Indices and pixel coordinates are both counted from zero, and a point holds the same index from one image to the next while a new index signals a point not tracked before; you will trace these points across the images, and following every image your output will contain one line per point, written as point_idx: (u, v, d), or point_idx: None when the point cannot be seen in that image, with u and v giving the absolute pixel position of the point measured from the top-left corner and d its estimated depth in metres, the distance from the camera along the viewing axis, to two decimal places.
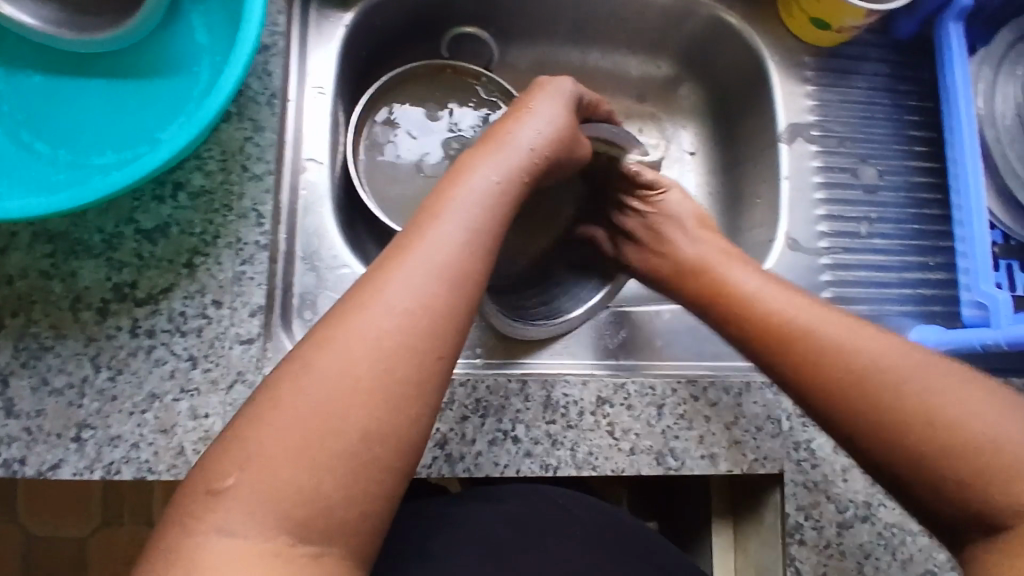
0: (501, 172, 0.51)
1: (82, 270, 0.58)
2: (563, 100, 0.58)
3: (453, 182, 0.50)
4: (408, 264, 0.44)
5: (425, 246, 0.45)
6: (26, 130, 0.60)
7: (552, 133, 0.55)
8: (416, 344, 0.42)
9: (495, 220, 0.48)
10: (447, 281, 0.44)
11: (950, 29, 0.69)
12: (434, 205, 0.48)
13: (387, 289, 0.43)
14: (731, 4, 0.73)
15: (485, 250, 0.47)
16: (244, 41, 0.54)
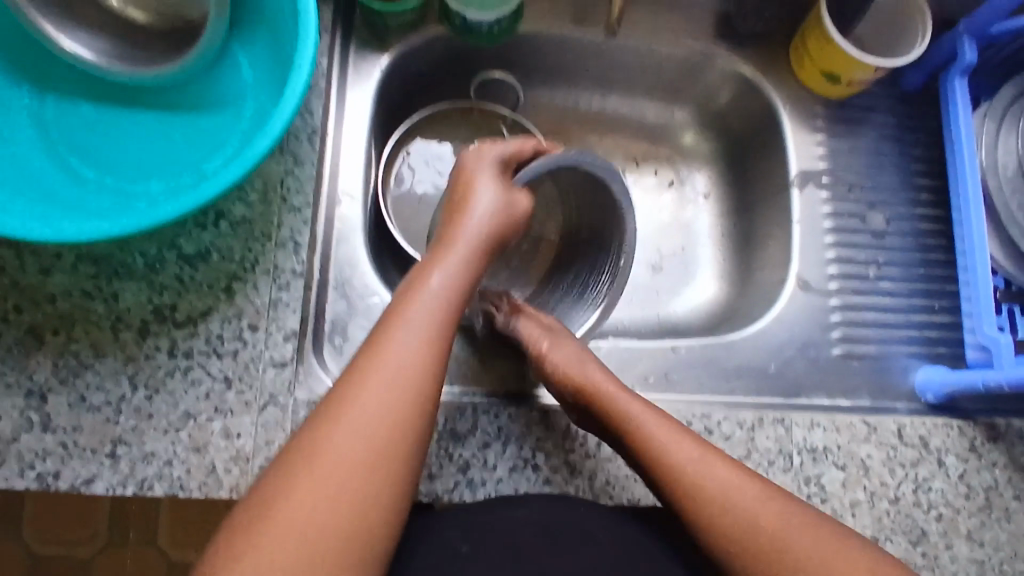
0: (449, 268, 0.57)
1: (124, 292, 0.61)
2: (504, 186, 0.62)
3: (409, 284, 0.57)
4: (380, 365, 0.51)
5: (380, 351, 0.52)
6: (74, 156, 0.62)
7: (495, 223, 0.60)
8: (399, 427, 0.50)
9: (445, 311, 0.55)
10: (412, 375, 0.51)
11: (955, 84, 0.73)
12: (396, 305, 0.55)
13: (364, 391, 0.50)
14: (745, 56, 0.77)
15: (443, 335, 0.54)
16: (295, 83, 0.57)
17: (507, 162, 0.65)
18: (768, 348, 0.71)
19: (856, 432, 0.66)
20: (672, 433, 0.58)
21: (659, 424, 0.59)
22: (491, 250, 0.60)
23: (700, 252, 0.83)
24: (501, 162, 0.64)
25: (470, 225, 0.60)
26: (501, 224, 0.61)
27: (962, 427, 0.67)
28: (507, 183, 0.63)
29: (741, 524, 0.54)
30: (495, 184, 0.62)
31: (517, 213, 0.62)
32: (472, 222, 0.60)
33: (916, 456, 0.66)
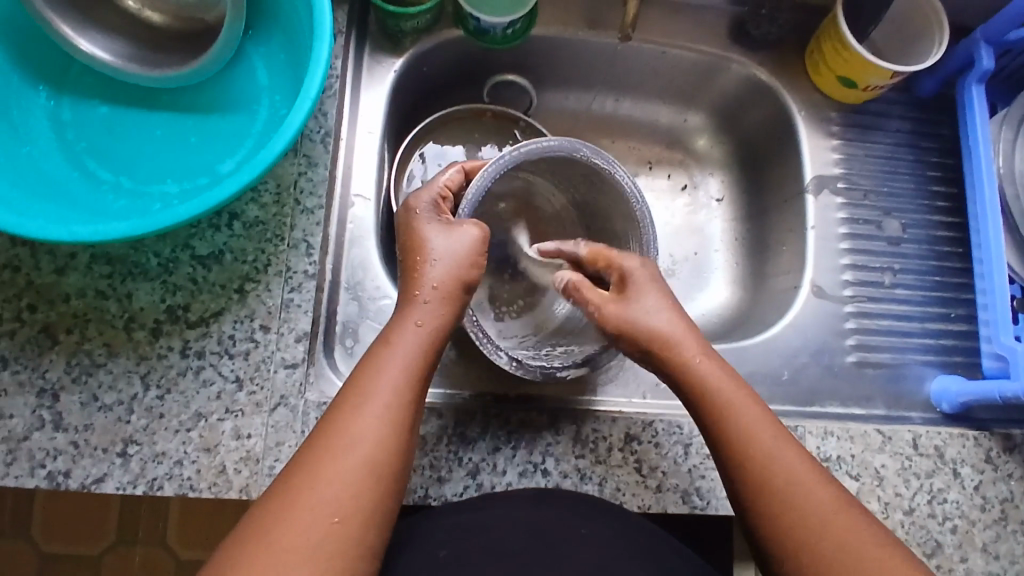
0: (413, 325, 0.55)
1: (137, 292, 0.61)
2: (454, 227, 0.58)
3: (366, 358, 0.54)
4: (334, 446, 0.49)
5: (346, 419, 0.50)
6: (90, 156, 0.63)
7: (446, 271, 0.56)
8: (359, 498, 0.48)
9: (410, 375, 0.53)
10: (368, 449, 0.49)
11: (972, 91, 0.72)
12: (351, 383, 0.52)
13: (316, 470, 0.48)
14: (760, 61, 0.77)
15: (403, 402, 0.52)
16: (309, 85, 0.58)
17: (441, 200, 0.60)
18: (781, 355, 0.70)
19: (870, 441, 0.65)
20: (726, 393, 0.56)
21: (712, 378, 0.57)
22: (449, 299, 0.56)
23: (712, 257, 0.83)
24: (436, 204, 0.60)
25: (423, 279, 0.56)
26: (462, 274, 0.57)
27: (977, 438, 0.66)
28: (454, 223, 0.58)
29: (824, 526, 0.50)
30: (439, 229, 0.58)
31: (469, 255, 0.57)
32: (424, 275, 0.56)
33: (931, 467, 0.65)
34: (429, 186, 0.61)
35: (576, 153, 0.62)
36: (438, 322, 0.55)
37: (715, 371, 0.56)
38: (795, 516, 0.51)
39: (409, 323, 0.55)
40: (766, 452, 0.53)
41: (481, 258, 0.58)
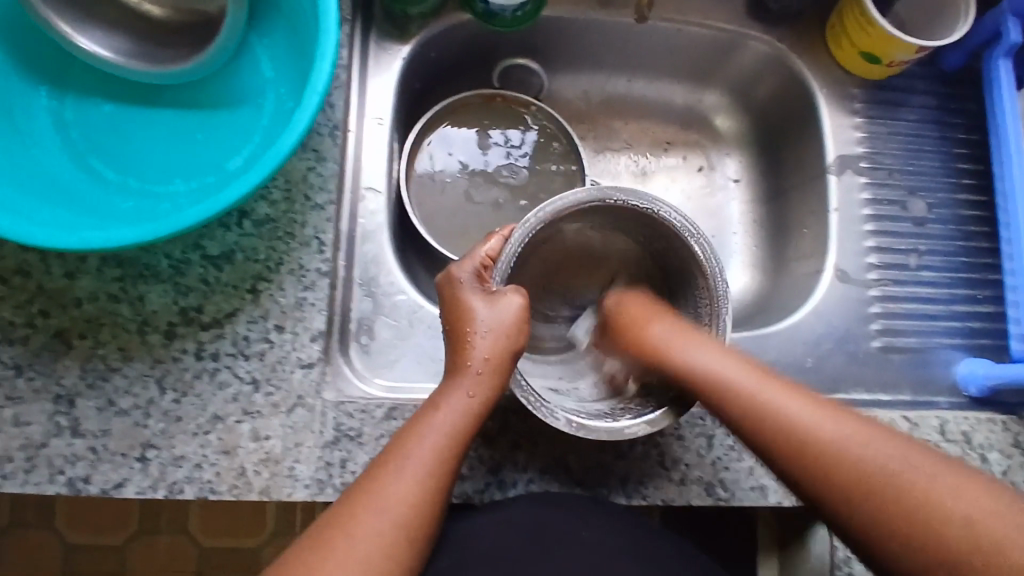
0: (456, 394, 0.55)
1: (149, 295, 0.60)
2: (498, 297, 0.57)
3: (410, 421, 0.54)
4: (369, 503, 0.50)
5: (384, 479, 0.51)
6: (95, 157, 0.61)
7: (493, 342, 0.56)
8: (393, 558, 0.49)
9: (452, 443, 0.53)
10: (402, 510, 0.50)
11: (1000, 65, 0.70)
12: (392, 448, 0.53)
13: (350, 525, 0.49)
14: (779, 37, 0.74)
15: (444, 470, 0.52)
16: (316, 78, 0.56)
17: (483, 269, 0.59)
18: (803, 342, 0.69)
19: (897, 428, 0.64)
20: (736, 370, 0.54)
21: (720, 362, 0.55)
22: (497, 371, 0.56)
23: (731, 239, 0.80)
24: (478, 273, 0.58)
25: (472, 351, 0.56)
26: (506, 345, 0.56)
27: (1007, 422, 0.65)
28: (496, 289, 0.57)
29: (857, 465, 0.48)
30: (483, 296, 0.57)
31: (514, 324, 0.56)
32: (472, 347, 0.56)
33: (960, 453, 0.64)
34: (471, 254, 0.60)
35: (609, 201, 0.58)
36: (485, 393, 0.55)
37: (703, 350, 0.56)
38: (827, 463, 0.49)
39: (458, 392, 0.55)
40: (772, 415, 0.52)
41: (526, 326, 0.57)
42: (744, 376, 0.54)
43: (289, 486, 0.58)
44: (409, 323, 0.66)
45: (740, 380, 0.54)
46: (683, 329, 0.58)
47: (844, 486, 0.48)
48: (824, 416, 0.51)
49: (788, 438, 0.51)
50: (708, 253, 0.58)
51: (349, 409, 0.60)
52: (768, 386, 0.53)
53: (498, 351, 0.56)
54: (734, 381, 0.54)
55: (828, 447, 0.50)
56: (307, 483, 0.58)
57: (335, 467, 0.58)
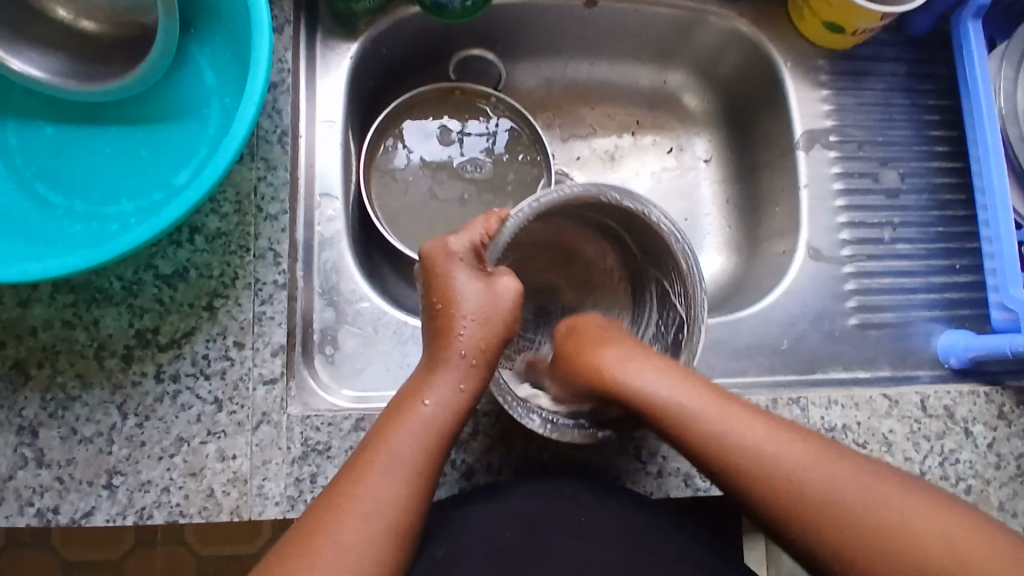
0: (439, 390, 0.53)
1: (104, 319, 0.59)
2: (493, 281, 0.55)
3: (391, 416, 0.52)
4: (354, 508, 0.48)
5: (360, 488, 0.48)
6: (40, 181, 0.60)
7: (486, 331, 0.54)
8: (380, 562, 0.47)
9: (436, 443, 0.51)
10: (389, 512, 0.48)
11: (968, 25, 0.67)
12: (374, 445, 0.51)
13: (335, 531, 0.47)
14: (741, 11, 0.72)
15: (430, 468, 0.50)
16: (253, 87, 0.54)
17: (479, 247, 0.55)
18: (779, 325, 0.67)
19: (877, 407, 0.63)
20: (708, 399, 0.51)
21: (685, 388, 0.51)
22: (487, 363, 0.54)
23: (705, 222, 0.79)
24: (475, 251, 0.55)
25: (462, 340, 0.53)
26: (490, 338, 0.54)
27: (989, 394, 0.64)
28: (492, 272, 0.55)
29: (830, 494, 0.46)
30: (476, 277, 0.55)
31: (507, 312, 0.54)
32: (461, 336, 0.53)
33: (941, 428, 0.62)
34: (471, 228, 0.56)
35: (603, 198, 0.55)
36: (474, 389, 0.53)
37: (680, 389, 0.51)
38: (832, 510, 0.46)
39: (446, 384, 0.53)
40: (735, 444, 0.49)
41: (518, 314, 0.55)
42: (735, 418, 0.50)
43: (259, 504, 0.57)
44: (375, 330, 0.64)
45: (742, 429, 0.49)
46: (664, 360, 0.52)
47: (815, 523, 0.46)
48: (791, 451, 0.48)
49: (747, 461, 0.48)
50: (692, 264, 0.55)
51: (316, 423, 0.58)
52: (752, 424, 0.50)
53: (482, 344, 0.53)
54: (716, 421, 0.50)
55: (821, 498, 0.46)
56: (278, 500, 0.57)
57: (305, 482, 0.57)
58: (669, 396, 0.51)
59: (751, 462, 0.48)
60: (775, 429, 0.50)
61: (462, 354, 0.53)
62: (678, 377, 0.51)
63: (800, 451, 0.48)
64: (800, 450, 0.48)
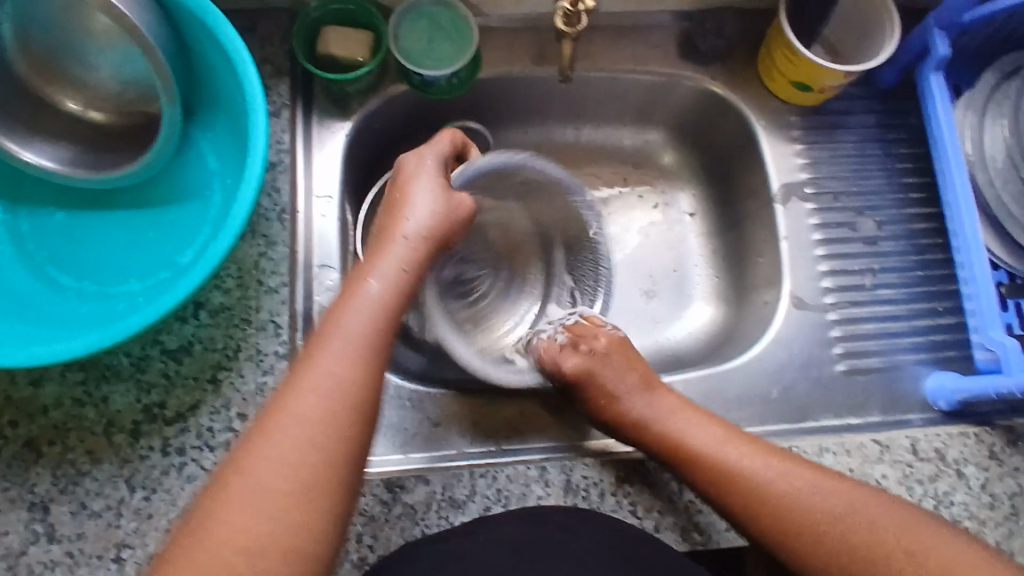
0: (382, 271, 0.56)
1: (113, 395, 0.61)
2: (450, 194, 0.61)
3: (341, 296, 0.55)
4: (310, 381, 0.50)
5: (310, 371, 0.50)
6: (52, 265, 0.63)
7: (435, 222, 0.59)
8: (340, 434, 0.49)
9: (387, 319, 0.54)
10: (342, 392, 0.50)
11: (931, 78, 0.70)
12: (328, 322, 0.54)
13: (294, 403, 0.49)
14: (714, 74, 0.75)
15: (378, 346, 0.53)
16: (250, 176, 0.58)
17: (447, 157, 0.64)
18: (768, 375, 0.69)
19: (868, 452, 0.64)
20: (720, 439, 0.61)
21: (709, 435, 0.61)
22: (426, 248, 0.59)
23: (693, 273, 0.82)
24: (442, 161, 0.63)
25: (407, 225, 0.59)
26: (443, 224, 0.59)
27: (978, 434, 0.66)
28: (449, 194, 0.61)
29: (836, 511, 0.55)
30: (433, 189, 0.61)
31: (457, 218, 0.61)
32: (409, 218, 0.59)
33: (933, 471, 0.64)
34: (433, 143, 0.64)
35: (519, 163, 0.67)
36: (420, 266, 0.58)
37: (708, 436, 0.61)
38: (825, 526, 0.55)
39: (391, 265, 0.57)
40: (766, 481, 0.58)
41: (461, 222, 0.61)
42: (764, 461, 0.59)
43: None
44: None
45: (755, 466, 0.59)
46: (703, 414, 0.63)
47: (802, 538, 0.55)
48: (792, 474, 0.58)
49: (766, 498, 0.57)
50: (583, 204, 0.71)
51: None
52: (752, 456, 0.59)
53: (434, 229, 0.59)
54: (747, 459, 0.59)
55: (814, 512, 0.56)
56: None
57: None
58: (693, 437, 0.61)
59: (761, 499, 0.57)
60: (768, 457, 0.59)
61: (405, 235, 0.58)
62: (704, 423, 0.62)
63: (803, 473, 0.58)
64: (804, 473, 0.58)
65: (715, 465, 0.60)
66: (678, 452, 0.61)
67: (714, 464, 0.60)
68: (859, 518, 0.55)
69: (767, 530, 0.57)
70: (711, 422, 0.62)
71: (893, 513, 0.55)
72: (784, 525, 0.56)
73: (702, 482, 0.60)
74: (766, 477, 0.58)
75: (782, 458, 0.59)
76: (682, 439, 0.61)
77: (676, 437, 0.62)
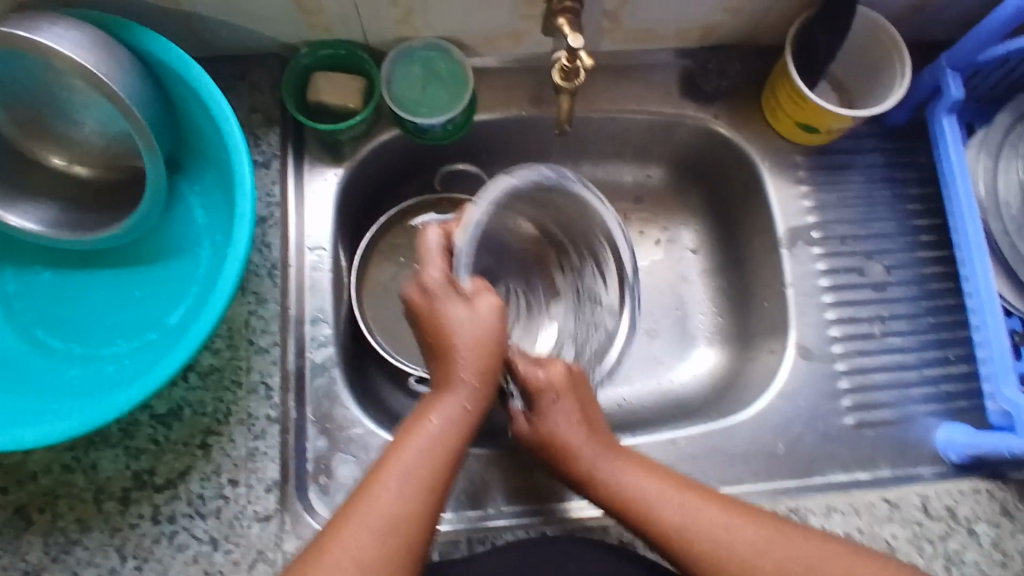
0: (444, 411, 0.52)
1: (102, 461, 0.60)
2: (475, 298, 0.53)
3: (405, 427, 0.52)
4: (362, 511, 0.49)
5: (365, 499, 0.49)
6: (38, 327, 0.61)
7: (476, 357, 0.52)
8: (380, 574, 0.47)
9: (439, 473, 0.51)
10: (402, 527, 0.49)
11: (943, 121, 0.68)
12: (387, 455, 0.51)
13: (342, 537, 0.48)
14: (718, 113, 0.73)
15: (433, 487, 0.50)
16: (236, 246, 0.56)
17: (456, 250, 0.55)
18: (774, 428, 0.67)
19: (877, 512, 0.62)
20: (664, 490, 0.56)
21: (639, 477, 0.57)
22: (486, 378, 0.52)
23: (696, 314, 0.79)
24: (444, 254, 0.54)
25: (459, 361, 0.52)
26: (488, 360, 0.52)
27: (990, 490, 0.64)
28: (471, 292, 0.53)
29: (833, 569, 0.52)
30: (458, 299, 0.52)
31: (491, 332, 0.52)
32: (461, 361, 0.51)
33: (945, 530, 0.62)
34: (427, 243, 0.54)
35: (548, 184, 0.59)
36: (478, 400, 0.52)
37: (650, 483, 0.56)
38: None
39: (453, 402, 0.52)
40: (689, 533, 0.54)
41: (502, 336, 0.53)
42: (703, 514, 0.54)
43: None
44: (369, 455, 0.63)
45: (714, 522, 0.54)
46: (634, 458, 0.58)
47: None
48: (750, 530, 0.53)
49: (693, 559, 0.53)
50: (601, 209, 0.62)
51: None
52: (699, 510, 0.54)
53: (479, 363, 0.52)
54: (655, 505, 0.55)
55: (786, 569, 0.52)
56: None
57: None
58: (627, 486, 0.56)
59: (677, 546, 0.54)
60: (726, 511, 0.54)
61: (454, 354, 0.52)
62: (636, 466, 0.57)
63: (755, 526, 0.53)
64: (753, 526, 0.53)
65: (636, 514, 0.55)
66: (626, 506, 0.56)
67: (634, 511, 0.56)
68: None
69: None
70: (649, 470, 0.57)
71: (867, 568, 0.52)
72: None
73: (652, 536, 0.55)
74: (693, 534, 0.54)
75: (748, 512, 0.54)
76: (611, 485, 0.56)
77: (612, 490, 0.56)
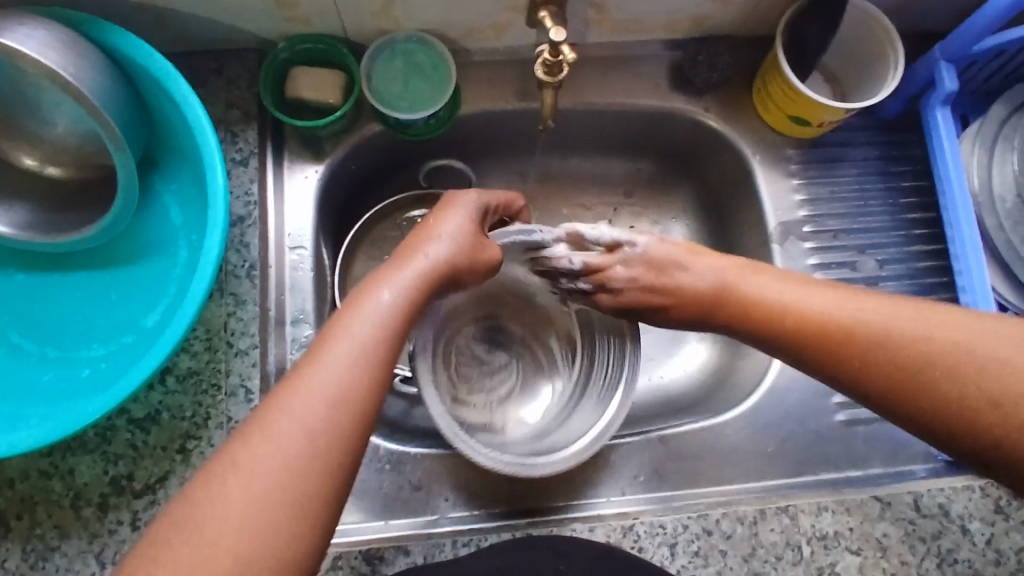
0: (398, 286, 0.48)
1: (80, 466, 0.59)
2: (478, 245, 0.53)
3: (349, 299, 0.47)
4: (301, 389, 0.41)
5: (310, 371, 0.42)
6: (13, 330, 0.60)
7: (456, 252, 0.51)
8: (312, 467, 0.39)
9: (388, 350, 0.45)
10: (345, 405, 0.41)
11: (937, 114, 0.67)
12: (328, 328, 0.45)
13: (271, 423, 0.40)
14: (708, 105, 0.72)
15: (380, 359, 0.44)
16: (209, 250, 0.54)
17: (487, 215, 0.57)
18: (765, 424, 0.66)
19: (869, 510, 0.61)
20: (791, 285, 0.51)
21: (764, 279, 0.52)
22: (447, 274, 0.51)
23: None
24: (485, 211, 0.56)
25: (429, 253, 0.50)
26: (463, 259, 0.51)
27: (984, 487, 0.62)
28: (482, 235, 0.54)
29: (967, 348, 0.42)
30: (462, 226, 0.53)
31: (470, 247, 0.52)
32: (430, 249, 0.51)
33: (936, 528, 0.61)
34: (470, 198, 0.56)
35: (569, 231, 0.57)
36: (429, 295, 0.49)
37: (764, 280, 0.52)
38: (966, 358, 0.42)
39: (403, 278, 0.48)
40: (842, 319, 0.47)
41: (484, 246, 0.53)
42: (851, 304, 0.47)
43: None
44: None
45: (852, 312, 0.47)
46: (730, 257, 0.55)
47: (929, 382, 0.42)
48: (894, 315, 0.45)
49: (876, 351, 0.45)
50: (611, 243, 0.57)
51: None
52: (835, 300, 0.48)
53: (454, 260, 0.51)
54: (787, 298, 0.50)
55: (944, 356, 0.42)
56: None
57: None
58: (752, 284, 0.52)
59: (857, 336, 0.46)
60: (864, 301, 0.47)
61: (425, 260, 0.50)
62: (760, 269, 0.53)
63: (904, 317, 0.45)
64: (905, 315, 0.45)
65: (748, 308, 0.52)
66: (730, 303, 0.53)
67: (774, 311, 0.50)
68: (973, 370, 0.41)
69: (906, 387, 0.43)
70: (762, 269, 0.53)
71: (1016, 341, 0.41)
72: (911, 369, 0.43)
73: (807, 338, 0.48)
74: (874, 324, 0.45)
75: (882, 299, 0.47)
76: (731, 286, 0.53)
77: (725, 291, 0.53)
